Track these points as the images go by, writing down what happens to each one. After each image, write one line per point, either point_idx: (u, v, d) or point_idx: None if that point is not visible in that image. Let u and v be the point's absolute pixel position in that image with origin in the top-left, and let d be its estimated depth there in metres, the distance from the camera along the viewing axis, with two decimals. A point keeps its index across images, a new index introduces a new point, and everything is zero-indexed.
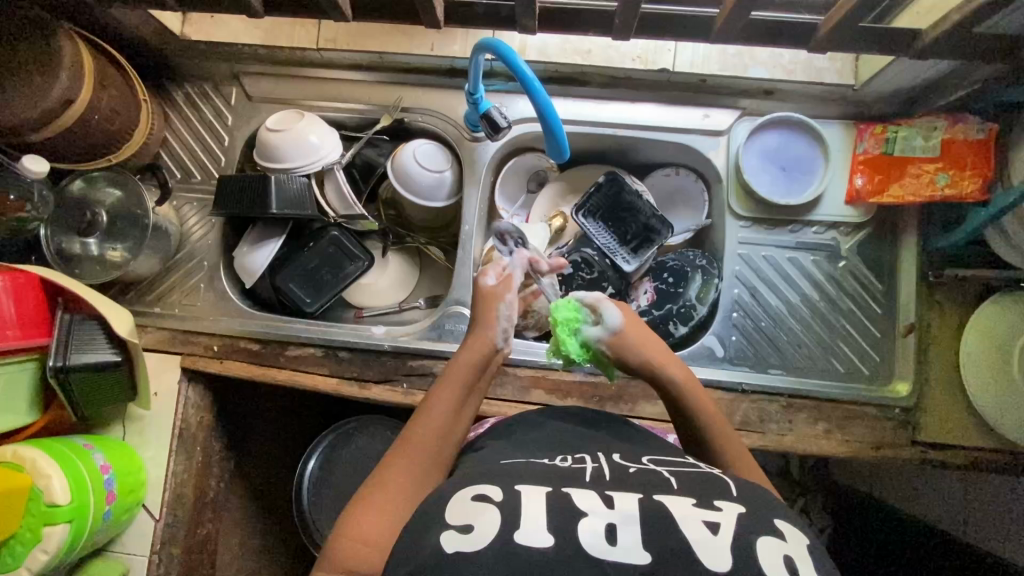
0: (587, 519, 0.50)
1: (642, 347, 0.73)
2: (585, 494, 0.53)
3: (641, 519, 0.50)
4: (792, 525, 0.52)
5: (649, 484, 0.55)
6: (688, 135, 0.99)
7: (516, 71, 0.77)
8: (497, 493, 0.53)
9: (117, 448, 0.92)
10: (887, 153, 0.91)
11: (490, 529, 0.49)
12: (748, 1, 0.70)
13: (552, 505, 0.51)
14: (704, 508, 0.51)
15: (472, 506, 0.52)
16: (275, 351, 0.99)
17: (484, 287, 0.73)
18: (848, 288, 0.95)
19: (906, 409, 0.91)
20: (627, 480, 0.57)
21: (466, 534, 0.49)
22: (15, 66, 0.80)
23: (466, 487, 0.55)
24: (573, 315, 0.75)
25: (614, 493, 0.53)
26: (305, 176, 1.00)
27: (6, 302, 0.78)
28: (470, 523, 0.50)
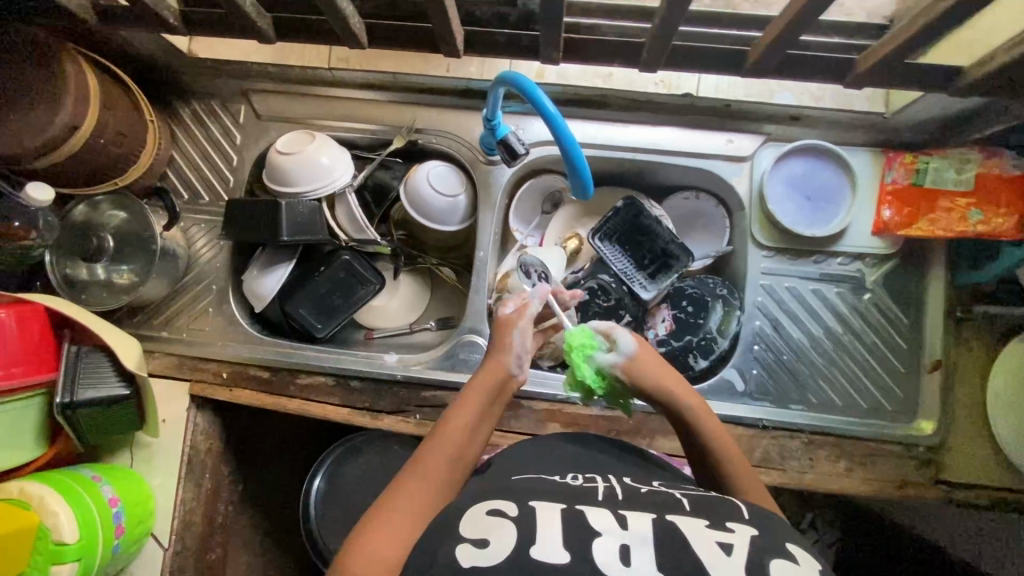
0: (601, 538, 0.51)
1: (654, 372, 0.69)
2: (599, 514, 0.54)
3: (655, 540, 0.51)
4: (803, 550, 0.53)
5: (661, 505, 0.57)
6: (711, 160, 0.96)
7: (536, 105, 0.74)
8: (511, 509, 0.54)
9: (125, 478, 0.91)
10: (916, 184, 0.88)
11: (505, 544, 0.50)
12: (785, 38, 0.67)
13: (567, 523, 0.53)
14: (717, 529, 0.53)
15: (489, 522, 0.53)
16: (286, 380, 0.97)
17: (498, 316, 0.71)
18: (873, 321, 0.93)
19: (930, 447, 0.89)
20: (640, 501, 0.58)
21: (482, 548, 0.50)
22: (18, 94, 0.77)
23: (482, 503, 0.56)
24: (588, 341, 0.71)
25: (628, 513, 0.55)
26: (316, 199, 0.97)
27: (12, 339, 0.76)
28: (486, 538, 0.51)
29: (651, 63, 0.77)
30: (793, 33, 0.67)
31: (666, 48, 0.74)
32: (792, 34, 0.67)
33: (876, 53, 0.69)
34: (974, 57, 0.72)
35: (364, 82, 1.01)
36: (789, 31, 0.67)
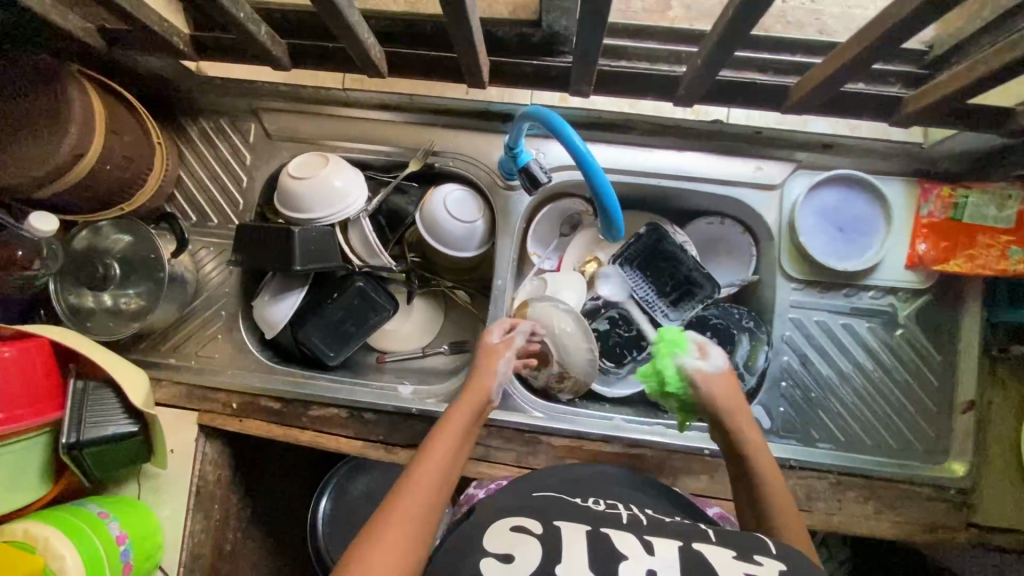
0: (627, 561, 0.54)
1: (726, 405, 0.75)
2: (624, 538, 0.57)
3: (680, 566, 0.54)
4: None
5: (686, 534, 0.59)
6: (738, 188, 0.93)
7: (567, 144, 0.72)
8: (536, 527, 0.59)
9: (132, 512, 0.88)
10: (954, 218, 0.85)
11: (530, 560, 0.54)
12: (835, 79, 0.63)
13: (594, 547, 0.56)
14: (744, 561, 0.55)
15: (515, 537, 0.57)
16: (297, 411, 0.94)
17: (489, 345, 0.82)
18: (905, 357, 0.90)
19: (963, 490, 0.86)
20: (664, 528, 0.61)
21: (508, 563, 0.54)
22: (21, 121, 0.74)
23: (509, 517, 0.61)
24: (679, 341, 0.79)
25: (653, 539, 0.58)
26: (329, 225, 0.94)
27: (14, 376, 0.73)
28: (512, 552, 0.55)
29: (688, 98, 0.77)
30: (841, 71, 0.63)
31: (703, 87, 0.74)
32: (840, 73, 0.63)
33: (927, 91, 0.66)
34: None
35: (380, 103, 0.98)
36: (839, 68, 0.63)
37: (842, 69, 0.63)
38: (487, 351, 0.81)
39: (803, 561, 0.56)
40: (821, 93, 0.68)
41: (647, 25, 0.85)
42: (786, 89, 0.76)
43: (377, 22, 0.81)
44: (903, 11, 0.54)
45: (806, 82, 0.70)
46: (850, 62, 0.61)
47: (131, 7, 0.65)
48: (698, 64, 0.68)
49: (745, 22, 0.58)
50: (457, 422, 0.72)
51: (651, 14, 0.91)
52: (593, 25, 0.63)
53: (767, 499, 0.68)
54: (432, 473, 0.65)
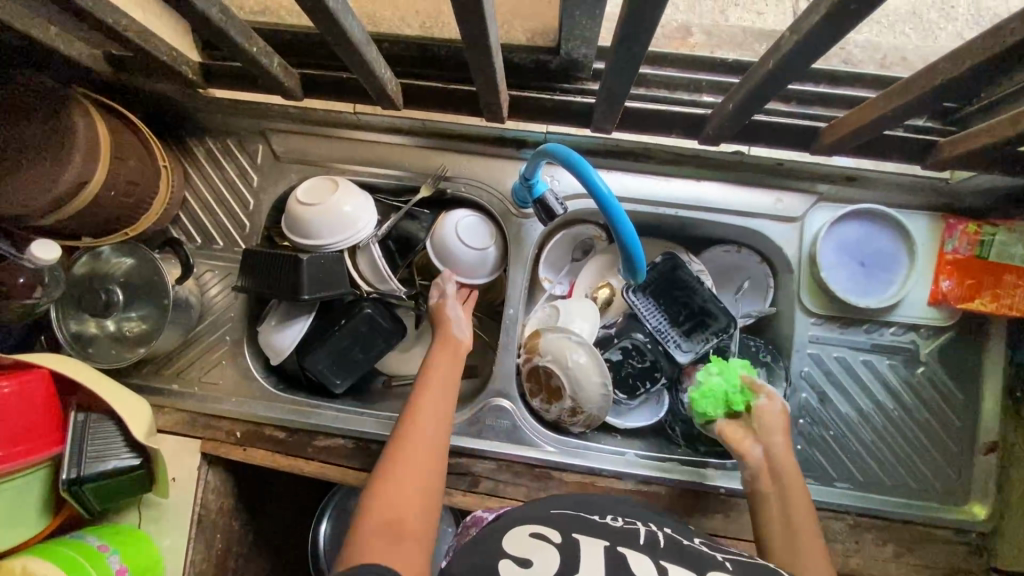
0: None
1: (779, 442, 0.75)
2: (641, 560, 0.58)
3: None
4: None
5: (701, 561, 0.59)
6: (758, 219, 0.91)
7: (588, 184, 0.69)
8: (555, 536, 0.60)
9: (133, 543, 0.86)
10: (980, 256, 0.84)
11: (547, 565, 0.56)
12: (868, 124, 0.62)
13: (610, 564, 0.56)
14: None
15: (533, 545, 0.59)
16: (302, 441, 0.92)
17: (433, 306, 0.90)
18: (926, 396, 0.88)
19: (983, 533, 0.84)
20: (681, 552, 0.61)
21: (525, 567, 0.56)
22: (22, 149, 0.71)
23: (528, 526, 0.63)
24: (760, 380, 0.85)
25: (669, 564, 0.58)
26: (338, 250, 0.92)
27: (15, 411, 0.71)
28: (529, 558, 0.57)
29: (715, 138, 0.75)
30: (876, 116, 0.61)
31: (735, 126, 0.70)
32: (872, 117, 0.61)
33: (962, 138, 0.64)
34: None
35: (391, 126, 0.96)
36: (875, 113, 0.61)
37: (879, 118, 0.60)
38: (437, 308, 0.90)
39: None
40: (854, 138, 0.66)
41: (668, 54, 0.83)
42: (816, 131, 0.73)
43: (391, 46, 0.80)
44: (951, 66, 0.51)
45: (838, 124, 0.68)
46: (887, 112, 0.59)
47: (142, 40, 0.63)
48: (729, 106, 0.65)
49: (784, 73, 0.55)
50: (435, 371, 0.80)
51: (671, 41, 0.89)
52: (621, 68, 0.61)
53: (796, 520, 0.69)
54: (420, 419, 0.73)
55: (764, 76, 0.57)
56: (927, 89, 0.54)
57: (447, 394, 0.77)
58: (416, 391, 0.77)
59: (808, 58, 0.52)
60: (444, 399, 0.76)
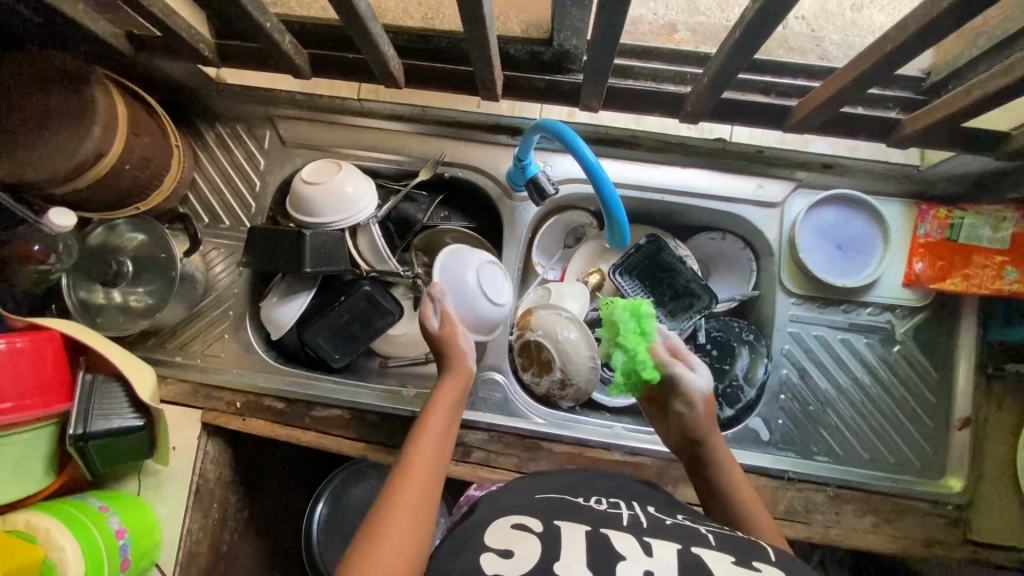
0: (625, 562, 0.53)
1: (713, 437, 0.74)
2: (622, 539, 0.56)
3: (678, 568, 0.52)
4: None
5: (685, 536, 0.58)
6: (741, 205, 0.95)
7: (576, 154, 0.74)
8: (536, 525, 0.58)
9: (132, 508, 0.88)
10: (950, 239, 0.88)
11: (529, 556, 0.54)
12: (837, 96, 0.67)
13: (593, 549, 0.54)
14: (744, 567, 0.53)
15: (514, 535, 0.57)
16: (300, 412, 0.95)
17: (434, 335, 0.81)
18: (902, 374, 0.91)
19: (959, 506, 0.87)
20: (665, 530, 0.59)
21: (506, 558, 0.54)
22: (46, 119, 0.76)
23: (507, 517, 0.60)
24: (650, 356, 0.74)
25: (652, 541, 0.56)
26: (340, 229, 0.96)
27: (26, 366, 0.74)
28: (510, 549, 0.55)
29: (694, 115, 0.80)
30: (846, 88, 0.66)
31: (711, 103, 0.76)
32: (839, 89, 0.66)
33: (922, 113, 0.69)
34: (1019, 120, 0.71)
35: (392, 113, 1.01)
36: (841, 86, 0.65)
37: (841, 92, 0.66)
38: (442, 337, 0.81)
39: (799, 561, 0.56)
40: (820, 113, 0.71)
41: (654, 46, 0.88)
42: (788, 108, 0.78)
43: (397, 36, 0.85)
44: (902, 37, 0.56)
45: (808, 100, 0.72)
46: (846, 86, 0.64)
47: (164, 15, 0.69)
48: (705, 81, 0.71)
49: (751, 44, 0.61)
50: (440, 413, 0.73)
51: (658, 37, 0.94)
52: (604, 42, 0.67)
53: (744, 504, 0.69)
54: (419, 465, 0.65)
55: (733, 48, 0.62)
56: (880, 58, 0.59)
57: (447, 444, 0.70)
58: (415, 434, 0.69)
59: (771, 28, 0.58)
60: (443, 449, 0.69)
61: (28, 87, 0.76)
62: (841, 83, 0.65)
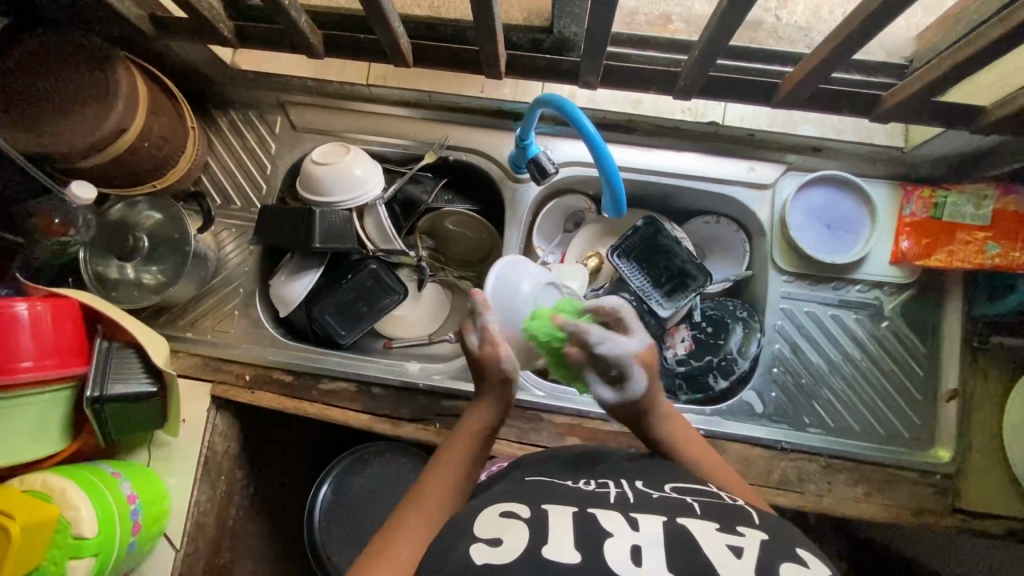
0: (612, 539, 0.51)
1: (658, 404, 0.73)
2: (608, 515, 0.55)
3: (665, 543, 0.51)
4: (815, 555, 0.51)
5: (672, 507, 0.57)
6: (734, 187, 0.99)
7: (577, 126, 0.78)
8: (524, 511, 0.56)
9: (142, 477, 0.90)
10: (934, 217, 0.91)
11: (516, 542, 0.52)
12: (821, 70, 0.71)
13: (579, 528, 0.53)
14: (729, 533, 0.52)
15: (503, 523, 0.55)
16: (307, 384, 0.98)
17: (476, 353, 0.74)
18: (891, 348, 0.94)
19: (948, 475, 0.89)
20: (652, 502, 0.58)
21: (496, 546, 0.52)
22: (71, 95, 0.80)
23: (493, 508, 0.58)
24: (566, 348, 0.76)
25: (639, 515, 0.55)
26: (348, 209, 1.00)
27: (48, 330, 0.77)
28: (500, 537, 0.53)
29: (686, 90, 0.84)
30: (828, 62, 0.70)
31: (702, 79, 0.80)
32: (821, 64, 0.70)
33: (901, 87, 0.73)
34: (993, 96, 0.75)
35: (399, 100, 1.05)
36: (822, 61, 0.70)
37: (823, 64, 0.70)
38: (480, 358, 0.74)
39: (788, 531, 0.54)
40: (804, 88, 0.75)
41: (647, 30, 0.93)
42: (775, 86, 0.82)
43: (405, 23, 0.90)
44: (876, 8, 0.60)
45: (793, 76, 0.76)
46: (828, 58, 0.68)
47: None
48: (696, 56, 0.75)
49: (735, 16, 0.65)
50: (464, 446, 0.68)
51: (653, 27, 0.98)
52: (601, 16, 0.71)
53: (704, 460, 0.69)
54: (433, 499, 0.62)
55: (719, 21, 0.67)
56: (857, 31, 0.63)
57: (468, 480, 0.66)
58: (433, 463, 0.66)
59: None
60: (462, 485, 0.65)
61: (56, 65, 0.80)
62: (823, 57, 0.69)
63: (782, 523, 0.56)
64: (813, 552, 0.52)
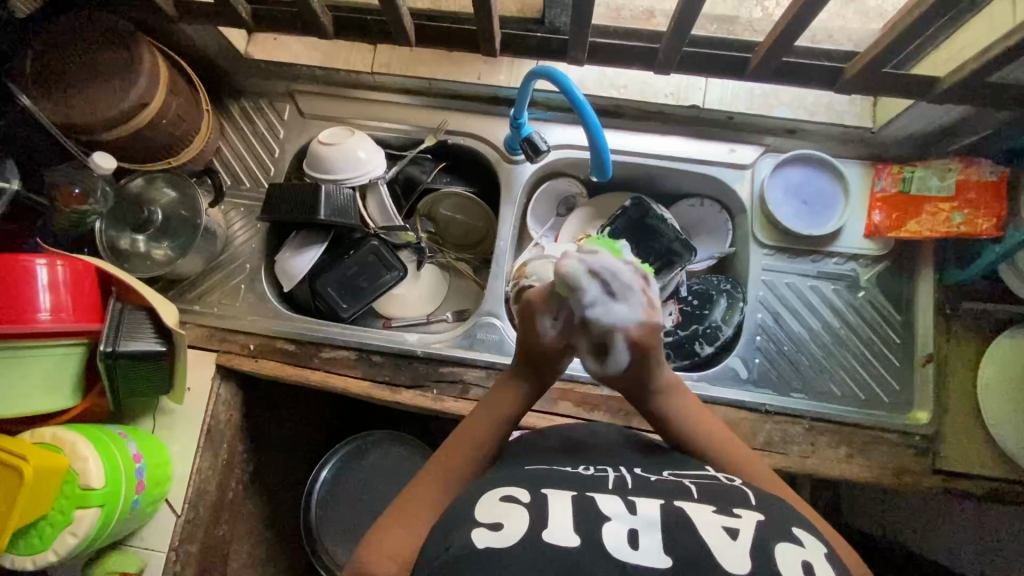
0: (610, 522, 0.54)
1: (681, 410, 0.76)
2: (608, 501, 0.57)
3: (662, 525, 0.53)
4: (809, 535, 0.54)
5: (668, 492, 0.59)
6: (716, 167, 1.05)
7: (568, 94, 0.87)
8: (524, 495, 0.58)
9: (148, 440, 0.93)
10: (903, 191, 0.97)
11: (519, 525, 0.53)
12: (784, 38, 0.80)
13: (580, 512, 0.55)
14: (725, 515, 0.55)
15: (503, 506, 0.56)
16: (310, 352, 1.02)
17: (547, 342, 0.76)
18: (867, 316, 0.99)
19: (927, 437, 0.92)
20: (651, 488, 0.61)
21: (497, 531, 0.53)
22: (101, 72, 0.87)
23: (496, 491, 0.60)
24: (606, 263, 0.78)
25: (637, 500, 0.57)
26: (351, 188, 1.05)
27: (67, 286, 0.81)
28: (500, 521, 0.54)
29: (666, 65, 0.91)
30: (789, 31, 0.78)
31: (678, 52, 0.88)
32: (784, 35, 0.79)
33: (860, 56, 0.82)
34: (949, 69, 0.82)
35: (401, 88, 1.12)
36: (783, 30, 0.78)
37: (785, 31, 0.78)
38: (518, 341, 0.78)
39: (781, 509, 0.57)
40: (773, 56, 0.84)
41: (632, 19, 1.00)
42: (745, 60, 0.90)
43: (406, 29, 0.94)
44: None
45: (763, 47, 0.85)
46: (789, 26, 0.77)
47: None
48: (673, 29, 0.83)
49: None
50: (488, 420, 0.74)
51: (638, 21, 0.99)
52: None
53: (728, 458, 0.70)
54: (453, 461, 0.69)
55: None
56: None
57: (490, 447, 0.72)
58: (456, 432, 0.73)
59: None
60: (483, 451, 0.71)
61: (87, 46, 0.88)
62: (784, 23, 0.77)
63: (775, 501, 0.59)
64: (806, 530, 0.55)
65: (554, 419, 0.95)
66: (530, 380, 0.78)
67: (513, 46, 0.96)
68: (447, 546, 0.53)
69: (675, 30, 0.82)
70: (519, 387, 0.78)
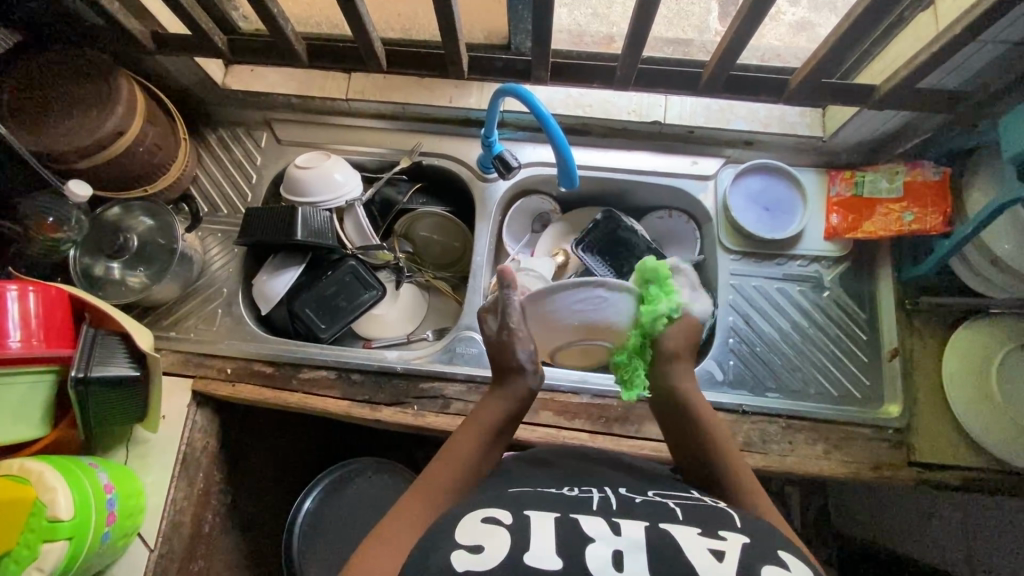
0: (594, 544, 0.51)
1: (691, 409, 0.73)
2: (593, 522, 0.54)
3: (649, 546, 0.51)
4: (796, 556, 0.52)
5: (652, 513, 0.57)
6: (679, 179, 1.09)
7: (532, 107, 0.90)
8: (507, 517, 0.55)
9: (121, 472, 0.90)
10: (857, 195, 1.02)
11: (500, 550, 0.51)
12: (728, 54, 0.87)
13: (561, 534, 0.52)
14: (711, 537, 0.52)
15: (484, 529, 0.53)
16: (288, 374, 1.01)
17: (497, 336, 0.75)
18: (833, 314, 1.02)
19: (899, 430, 0.95)
20: (635, 508, 0.58)
21: (477, 554, 0.51)
22: (78, 103, 0.89)
23: (478, 511, 0.57)
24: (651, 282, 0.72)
25: (621, 520, 0.55)
26: (328, 210, 1.07)
27: (37, 312, 0.80)
28: (482, 544, 0.52)
29: (625, 80, 0.97)
30: (732, 46, 0.85)
31: (634, 69, 0.94)
32: (727, 51, 0.86)
33: (800, 70, 0.89)
34: (886, 78, 0.89)
35: (375, 112, 1.15)
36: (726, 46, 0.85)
37: (729, 46, 0.85)
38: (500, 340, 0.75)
39: (766, 529, 0.55)
40: (721, 70, 0.90)
41: (591, 41, 1.05)
42: (698, 75, 0.96)
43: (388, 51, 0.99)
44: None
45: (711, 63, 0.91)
46: (731, 41, 0.84)
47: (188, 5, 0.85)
48: (628, 49, 0.89)
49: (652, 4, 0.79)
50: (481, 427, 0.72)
51: (599, 45, 1.04)
52: (544, 11, 0.83)
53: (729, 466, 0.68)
54: (444, 469, 0.67)
55: (639, 10, 0.80)
56: (745, 15, 0.79)
57: (484, 457, 0.70)
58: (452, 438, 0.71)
59: None
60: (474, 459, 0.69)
61: (67, 78, 0.90)
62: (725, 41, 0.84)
63: (758, 520, 0.57)
64: (793, 552, 0.52)
65: (537, 429, 0.95)
66: (507, 389, 0.74)
67: (479, 68, 1.01)
68: (421, 549, 0.53)
69: (629, 49, 0.89)
70: (497, 399, 0.74)
